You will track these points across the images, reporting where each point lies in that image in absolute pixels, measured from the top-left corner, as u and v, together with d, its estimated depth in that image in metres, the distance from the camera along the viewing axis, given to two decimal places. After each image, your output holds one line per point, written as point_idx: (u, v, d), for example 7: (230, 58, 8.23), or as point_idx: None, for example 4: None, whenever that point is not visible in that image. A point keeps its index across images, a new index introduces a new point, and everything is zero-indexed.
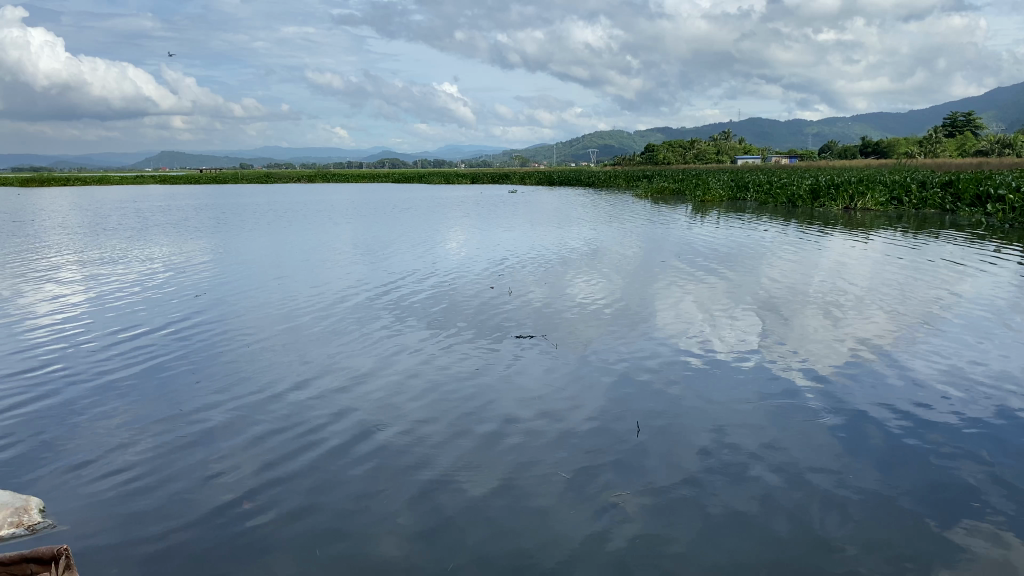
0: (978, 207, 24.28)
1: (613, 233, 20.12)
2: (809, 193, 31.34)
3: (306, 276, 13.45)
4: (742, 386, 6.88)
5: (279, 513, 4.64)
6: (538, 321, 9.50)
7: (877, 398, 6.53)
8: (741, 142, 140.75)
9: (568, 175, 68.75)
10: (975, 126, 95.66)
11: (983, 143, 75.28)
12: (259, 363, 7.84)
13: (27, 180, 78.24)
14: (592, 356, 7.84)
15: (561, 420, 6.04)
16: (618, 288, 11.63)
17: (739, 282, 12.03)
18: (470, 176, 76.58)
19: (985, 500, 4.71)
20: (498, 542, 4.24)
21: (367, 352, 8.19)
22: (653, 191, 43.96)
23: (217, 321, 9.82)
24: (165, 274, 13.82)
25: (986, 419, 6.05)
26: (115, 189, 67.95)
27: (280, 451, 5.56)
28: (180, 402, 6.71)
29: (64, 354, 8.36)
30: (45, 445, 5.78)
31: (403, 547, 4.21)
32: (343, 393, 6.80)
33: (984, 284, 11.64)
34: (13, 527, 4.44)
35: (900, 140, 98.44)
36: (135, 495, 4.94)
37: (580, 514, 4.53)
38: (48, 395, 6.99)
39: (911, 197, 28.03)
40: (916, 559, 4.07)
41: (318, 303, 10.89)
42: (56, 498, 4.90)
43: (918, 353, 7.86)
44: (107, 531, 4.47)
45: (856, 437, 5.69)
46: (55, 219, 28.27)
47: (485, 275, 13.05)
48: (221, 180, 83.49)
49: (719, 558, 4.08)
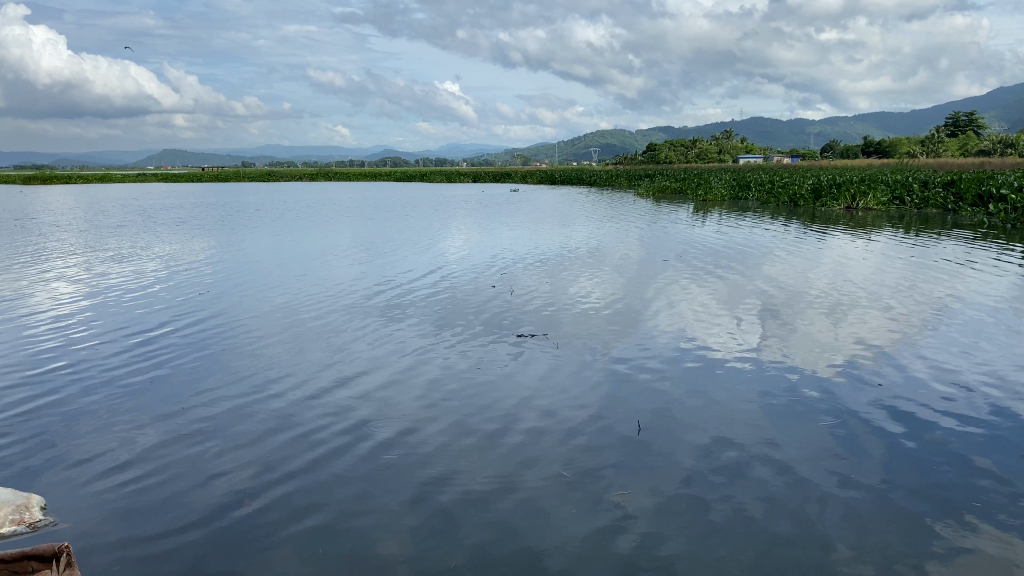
0: (980, 207, 24.22)
1: (614, 232, 20.03)
2: (811, 193, 31.28)
3: (306, 275, 13.41)
4: (743, 386, 6.86)
5: (279, 513, 4.65)
6: (539, 321, 9.47)
7: (878, 398, 6.52)
8: (743, 142, 140.43)
9: (569, 174, 68.68)
10: (978, 126, 95.47)
11: (985, 142, 75.19)
12: (259, 363, 7.82)
13: (26, 179, 77.96)
14: (593, 356, 7.83)
15: (561, 420, 6.04)
16: (620, 288, 11.58)
17: (740, 282, 11.99)
18: (471, 176, 76.37)
19: (986, 501, 4.70)
20: (497, 542, 4.25)
21: (369, 352, 8.18)
22: (656, 190, 43.91)
23: (217, 321, 9.78)
24: (165, 274, 13.78)
25: (987, 419, 6.03)
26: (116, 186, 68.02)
27: (282, 451, 5.57)
28: (181, 402, 6.71)
29: (63, 355, 8.33)
30: (46, 445, 5.79)
31: (401, 547, 4.22)
32: (345, 393, 6.80)
33: (986, 284, 11.60)
34: (14, 525, 4.47)
35: (902, 140, 98.30)
36: (137, 495, 4.94)
37: (578, 515, 4.52)
38: (50, 395, 6.99)
39: (914, 197, 27.97)
40: (913, 559, 4.06)
41: (319, 303, 10.85)
42: (56, 497, 4.91)
43: (920, 353, 7.84)
44: (107, 530, 4.49)
45: (857, 436, 5.68)
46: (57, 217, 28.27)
47: (486, 275, 12.98)
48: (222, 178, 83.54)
49: (717, 558, 4.09)
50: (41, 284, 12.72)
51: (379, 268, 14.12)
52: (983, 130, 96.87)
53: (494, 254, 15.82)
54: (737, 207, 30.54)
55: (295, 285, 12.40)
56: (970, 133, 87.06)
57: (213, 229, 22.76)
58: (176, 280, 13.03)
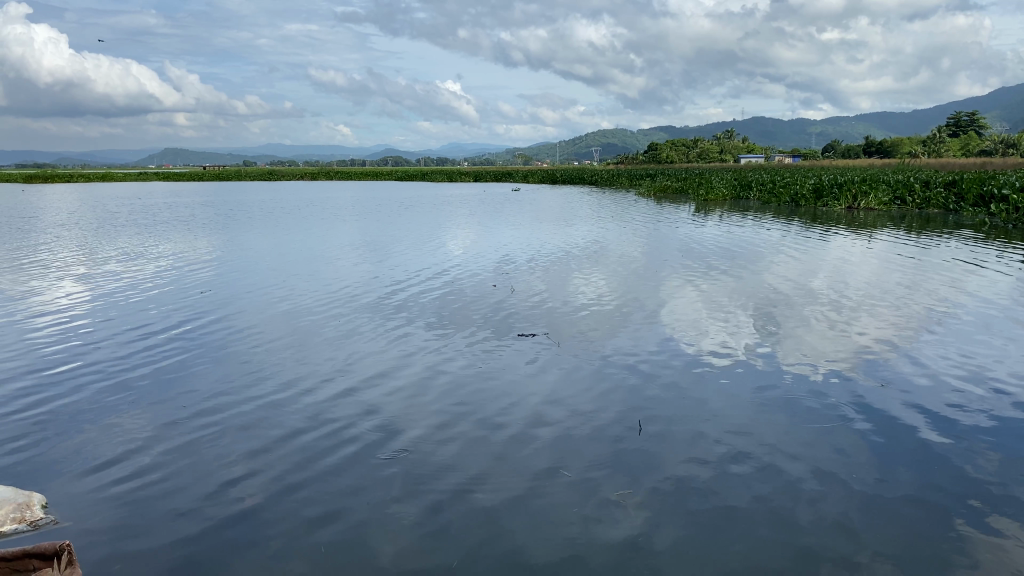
0: (982, 207, 24.24)
1: (616, 232, 19.96)
2: (812, 193, 31.28)
3: (307, 275, 13.38)
4: (741, 386, 6.86)
5: (279, 512, 4.65)
6: (538, 320, 9.46)
7: (880, 398, 6.51)
8: (745, 142, 140.38)
9: (570, 173, 68.62)
10: (979, 126, 95.40)
11: (987, 143, 75.16)
12: (259, 362, 7.81)
13: (28, 178, 77.93)
14: (592, 356, 7.83)
15: (562, 420, 6.03)
16: (621, 288, 11.55)
17: (740, 282, 11.97)
18: (472, 175, 76.28)
19: (987, 501, 4.69)
20: (494, 541, 4.26)
21: (369, 351, 8.18)
22: (657, 190, 43.90)
23: (216, 321, 9.75)
24: (166, 273, 13.75)
25: (985, 419, 6.04)
26: (120, 185, 68.27)
27: (280, 450, 5.58)
28: (180, 401, 6.72)
29: (61, 354, 8.30)
30: (45, 444, 5.80)
31: (398, 547, 4.23)
32: (344, 392, 6.80)
33: (985, 284, 11.61)
34: (14, 523, 4.47)
35: (904, 141, 98.28)
36: (136, 494, 4.96)
37: (576, 516, 4.52)
38: (50, 394, 7.00)
39: (915, 197, 28.03)
40: (910, 559, 4.07)
41: (319, 303, 10.82)
42: (56, 496, 4.91)
43: (922, 354, 7.82)
44: (106, 528, 4.51)
45: (858, 437, 5.67)
46: (58, 217, 28.23)
47: (487, 275, 12.93)
48: (224, 177, 83.65)
49: (713, 557, 4.09)
50: (41, 284, 12.71)
51: (379, 268, 14.09)
52: (985, 130, 96.79)
53: (496, 254, 15.76)
54: (738, 207, 30.52)
55: (295, 284, 12.38)
56: (972, 133, 86.97)
57: (213, 228, 22.77)
58: (176, 280, 13.01)
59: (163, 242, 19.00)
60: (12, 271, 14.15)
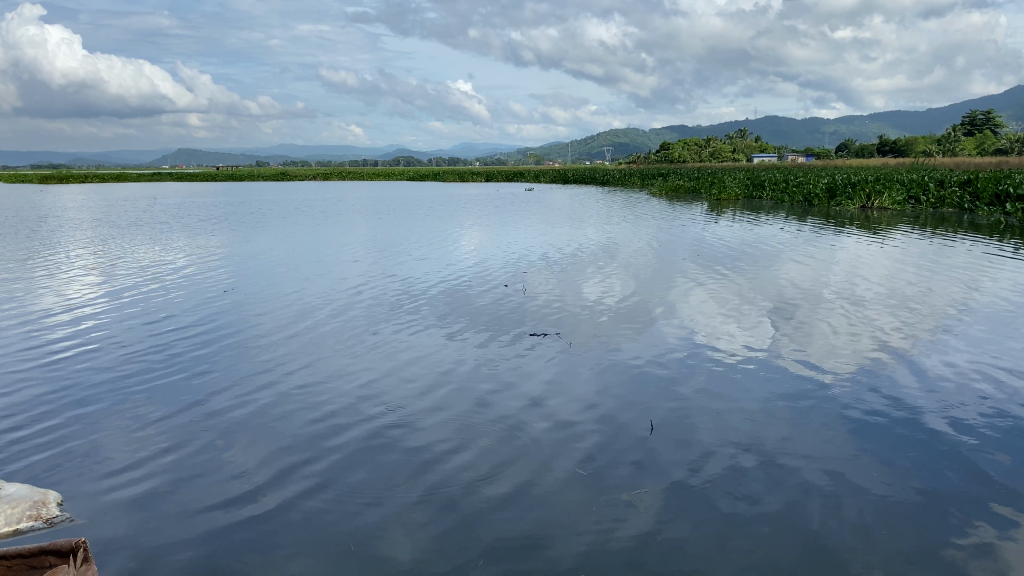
0: (997, 205, 24.01)
1: (627, 232, 19.96)
2: (826, 192, 31.20)
3: (320, 275, 13.50)
4: (749, 385, 6.83)
5: (288, 512, 4.71)
6: (549, 321, 9.51)
7: (892, 398, 6.43)
8: (758, 141, 139.33)
9: (577, 172, 68.24)
10: (995, 124, 94.15)
11: (1004, 142, 74.06)
12: (268, 364, 7.89)
13: (42, 177, 78.33)
14: (598, 356, 7.87)
15: (571, 421, 6.04)
16: (632, 287, 11.60)
17: (751, 282, 11.90)
18: (485, 172, 76.43)
19: (997, 502, 4.62)
20: (501, 543, 4.29)
21: (377, 352, 8.25)
22: (671, 190, 43.85)
23: (225, 321, 9.92)
24: (181, 274, 13.90)
25: (993, 418, 5.95)
26: (136, 184, 69.84)
27: (289, 452, 5.61)
28: (192, 401, 6.81)
29: (71, 354, 8.51)
30: (62, 444, 5.89)
31: (409, 550, 4.25)
32: (355, 393, 6.86)
33: (1000, 282, 11.48)
34: (31, 521, 4.54)
35: (919, 140, 97.47)
36: (149, 494, 5.03)
37: (581, 521, 4.49)
38: (65, 395, 7.10)
39: (929, 196, 27.83)
40: (914, 561, 4.02)
41: (333, 303, 10.94)
42: (74, 494, 5.00)
43: (937, 352, 7.71)
44: (118, 528, 4.56)
45: (864, 438, 5.61)
46: (75, 219, 28.56)
47: (497, 275, 12.98)
48: (236, 176, 85.14)
49: (722, 557, 4.09)
50: (60, 285, 12.92)
51: (391, 267, 14.22)
52: (1000, 130, 95.94)
53: (508, 253, 15.88)
54: (746, 206, 30.68)
55: (308, 285, 12.51)
56: (988, 133, 85.44)
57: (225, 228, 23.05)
58: (191, 280, 13.19)
59: (175, 243, 19.22)
60: (28, 272, 14.39)
